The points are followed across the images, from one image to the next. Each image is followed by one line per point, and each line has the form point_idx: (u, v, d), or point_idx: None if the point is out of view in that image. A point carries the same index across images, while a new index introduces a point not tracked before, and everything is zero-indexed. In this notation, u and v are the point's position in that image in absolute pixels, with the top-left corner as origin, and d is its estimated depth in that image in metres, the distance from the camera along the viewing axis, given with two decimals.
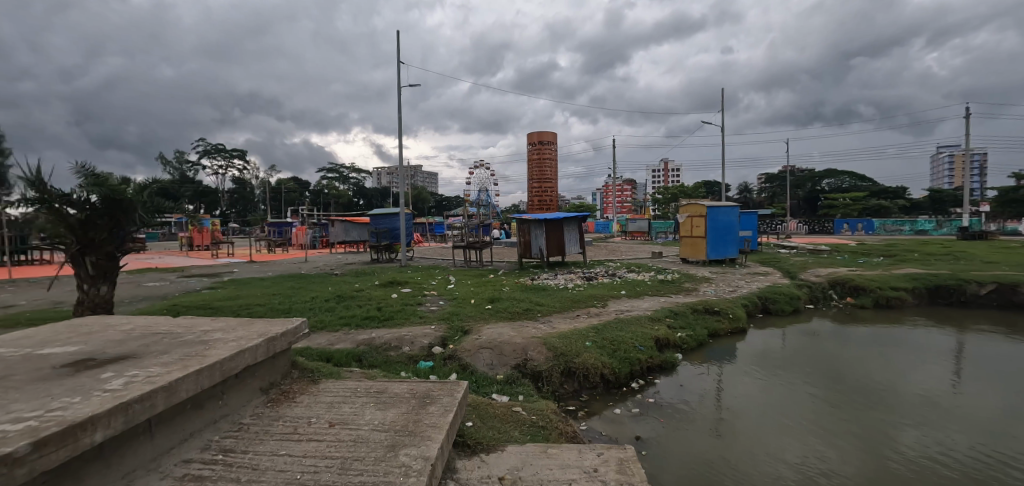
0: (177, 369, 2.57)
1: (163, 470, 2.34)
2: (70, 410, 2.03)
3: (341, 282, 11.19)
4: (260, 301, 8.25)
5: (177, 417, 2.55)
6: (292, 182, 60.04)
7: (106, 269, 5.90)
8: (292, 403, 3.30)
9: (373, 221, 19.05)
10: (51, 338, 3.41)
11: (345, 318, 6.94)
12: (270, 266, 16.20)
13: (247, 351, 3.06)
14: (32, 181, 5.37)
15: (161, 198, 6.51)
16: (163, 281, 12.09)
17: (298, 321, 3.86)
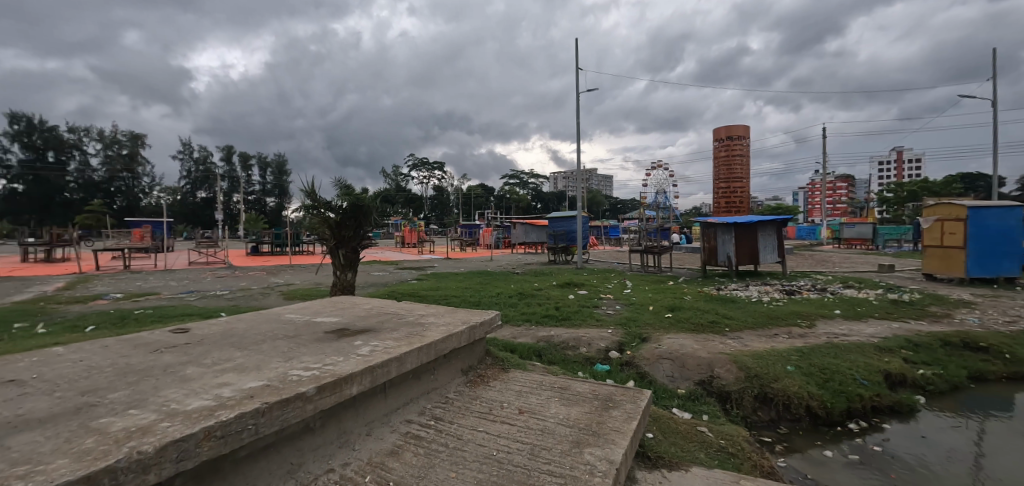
0: (405, 344, 3.08)
1: (392, 425, 2.80)
2: (338, 366, 2.60)
3: (522, 280, 11.93)
4: (455, 293, 9.33)
5: (403, 384, 3.03)
6: (480, 189, 66.68)
7: (352, 259, 7.31)
8: (487, 386, 3.62)
9: (551, 223, 19.85)
10: (320, 310, 4.43)
11: (527, 314, 7.36)
12: (462, 263, 18.23)
13: (454, 335, 3.49)
14: (309, 191, 7.05)
15: (388, 204, 7.92)
16: (384, 271, 14.68)
17: (493, 313, 4.24)
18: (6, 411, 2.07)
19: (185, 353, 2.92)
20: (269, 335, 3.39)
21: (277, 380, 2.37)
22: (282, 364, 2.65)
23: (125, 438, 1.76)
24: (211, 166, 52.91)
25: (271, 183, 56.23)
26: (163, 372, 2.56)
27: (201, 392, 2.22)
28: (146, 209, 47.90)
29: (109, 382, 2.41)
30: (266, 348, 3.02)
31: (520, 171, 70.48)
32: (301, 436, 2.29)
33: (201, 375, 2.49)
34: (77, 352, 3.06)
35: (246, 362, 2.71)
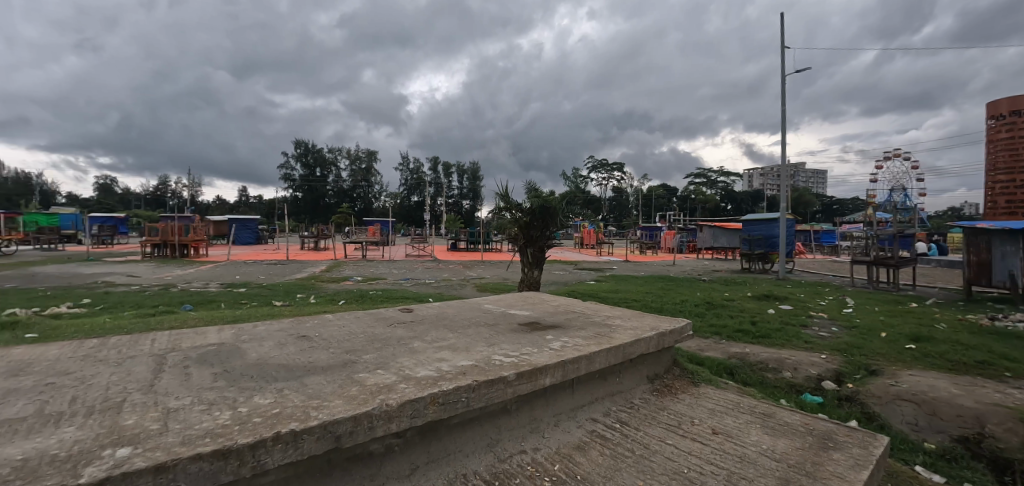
0: (593, 344, 3.17)
1: (579, 421, 2.84)
2: (534, 357, 2.82)
3: (710, 289, 10.91)
4: (635, 296, 9.04)
5: (591, 382, 3.08)
6: (661, 189, 63.45)
7: (538, 258, 7.75)
8: (676, 397, 3.41)
9: (746, 226, 17.68)
10: (513, 303, 4.83)
11: (716, 326, 6.63)
12: (641, 266, 17.64)
13: (642, 340, 3.44)
14: (503, 194, 7.71)
15: (573, 206, 8.16)
16: (564, 271, 15.16)
17: (683, 323, 4.02)
18: (303, 357, 2.80)
19: (411, 329, 3.52)
20: (473, 321, 3.84)
21: (483, 362, 2.68)
22: (486, 348, 2.99)
23: (377, 391, 2.21)
24: (422, 174, 62.46)
25: (467, 187, 63.53)
26: (398, 342, 3.14)
27: (426, 363, 2.65)
28: (377, 210, 59.18)
29: (363, 346, 3.05)
30: (472, 332, 3.43)
31: (708, 170, 64.68)
32: (500, 416, 2.52)
33: (425, 348, 2.96)
34: (340, 320, 3.97)
35: (457, 343, 3.12)
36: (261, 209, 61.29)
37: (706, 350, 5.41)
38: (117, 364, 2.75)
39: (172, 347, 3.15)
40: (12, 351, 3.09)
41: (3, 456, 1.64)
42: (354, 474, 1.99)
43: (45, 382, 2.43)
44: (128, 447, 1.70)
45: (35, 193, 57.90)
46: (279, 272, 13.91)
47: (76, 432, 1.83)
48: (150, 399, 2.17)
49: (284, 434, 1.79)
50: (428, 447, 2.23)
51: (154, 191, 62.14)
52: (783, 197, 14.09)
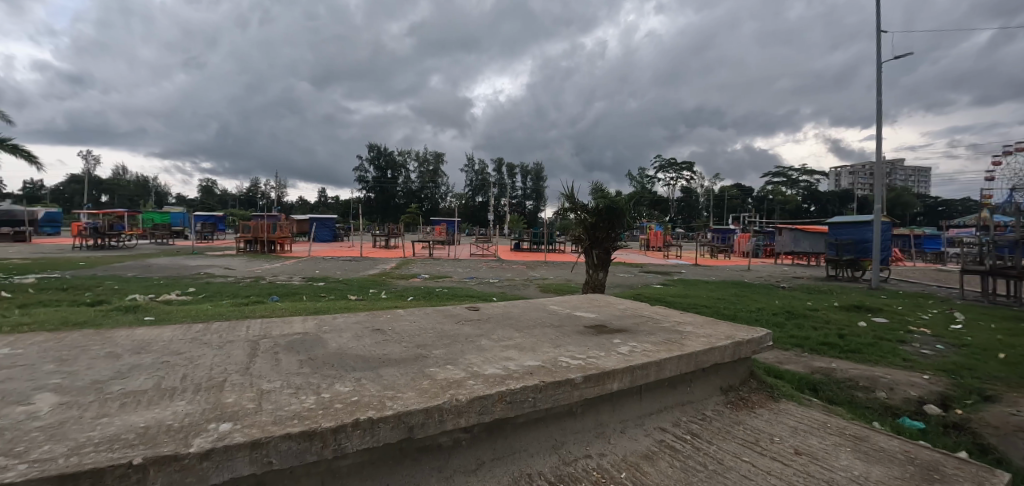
0: (664, 351, 3.07)
1: (646, 429, 2.73)
2: (601, 361, 2.79)
3: (790, 296, 10.12)
4: (706, 302, 8.58)
5: (659, 390, 2.97)
6: (735, 190, 59.90)
7: (604, 260, 7.60)
8: (753, 412, 3.20)
9: (832, 230, 16.25)
10: (578, 305, 4.78)
11: (797, 338, 6.12)
12: (712, 271, 16.74)
13: (717, 349, 3.27)
14: (568, 194, 7.64)
15: (641, 206, 7.93)
16: (629, 273, 14.74)
17: (763, 333, 3.78)
18: (379, 350, 2.95)
19: (478, 326, 3.59)
20: (538, 321, 3.84)
21: (550, 363, 2.68)
22: (552, 349, 2.99)
23: (447, 385, 2.28)
24: (486, 175, 63.59)
25: (530, 188, 63.79)
26: (466, 339, 3.22)
27: (493, 361, 2.69)
28: (443, 210, 61.06)
29: (433, 341, 3.16)
30: (538, 332, 3.44)
31: (788, 168, 60.11)
32: (565, 418, 2.50)
33: (491, 346, 3.01)
34: (411, 315, 4.13)
35: (523, 342, 3.14)
36: (338, 208, 65.42)
37: (786, 362, 5.03)
38: (219, 347, 3.06)
39: (264, 334, 3.44)
40: (134, 331, 3.53)
41: (130, 422, 1.88)
42: (424, 464, 2.06)
43: (162, 360, 2.76)
44: (228, 422, 1.88)
45: (152, 193, 65.86)
46: (354, 268, 14.76)
47: (186, 406, 2.05)
48: (246, 380, 2.38)
49: (362, 421, 1.90)
50: (494, 444, 2.25)
51: (247, 192, 68.44)
52: (878, 198, 12.74)
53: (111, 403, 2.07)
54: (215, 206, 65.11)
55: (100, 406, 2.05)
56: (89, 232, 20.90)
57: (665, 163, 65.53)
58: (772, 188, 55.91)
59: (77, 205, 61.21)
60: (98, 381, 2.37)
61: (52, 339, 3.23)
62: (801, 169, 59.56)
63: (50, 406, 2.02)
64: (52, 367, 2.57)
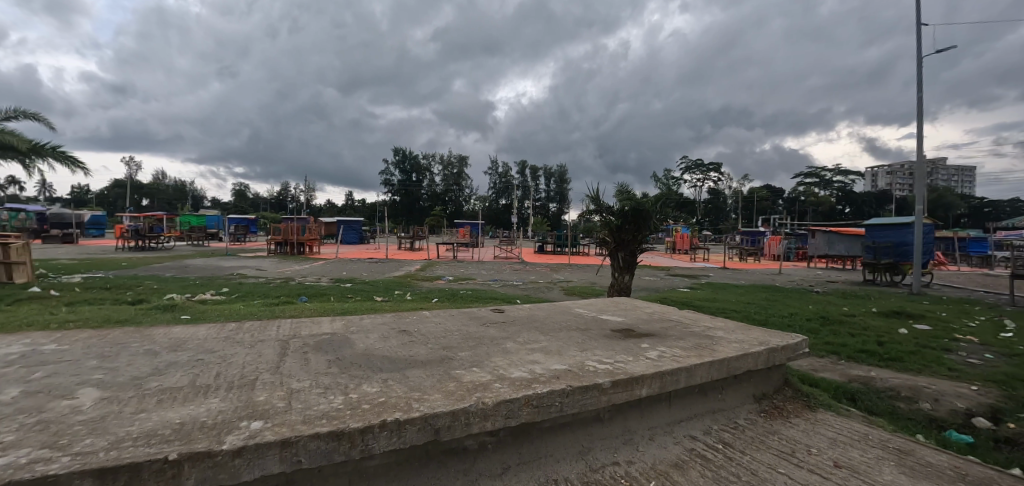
0: (694, 357, 2.99)
1: (676, 437, 2.65)
2: (629, 366, 2.73)
3: (825, 301, 9.73)
4: (736, 307, 8.34)
5: (689, 397, 2.89)
6: (765, 191, 58.25)
7: (630, 263, 7.49)
8: (788, 422, 3.07)
9: (869, 233, 15.58)
10: (604, 308, 4.71)
11: (834, 345, 5.87)
12: (741, 274, 16.30)
13: (750, 355, 3.17)
14: (593, 196, 7.55)
15: (668, 208, 7.78)
16: (655, 276, 14.50)
17: (798, 339, 3.64)
18: (405, 351, 2.97)
19: (504, 329, 3.57)
20: (564, 325, 3.80)
21: (578, 367, 2.65)
22: (579, 353, 2.94)
23: (473, 388, 2.27)
24: (510, 178, 63.74)
25: (553, 190, 63.58)
26: (491, 341, 3.20)
27: (519, 364, 2.67)
28: (466, 212, 61.47)
29: (459, 343, 3.16)
30: (564, 336, 3.40)
31: (821, 168, 58.11)
32: (593, 423, 2.45)
33: (517, 349, 2.99)
34: (436, 316, 4.15)
35: (549, 345, 3.11)
36: (364, 211, 66.68)
37: (821, 370, 4.83)
38: (251, 346, 3.13)
39: (293, 334, 3.51)
40: (171, 330, 3.65)
41: (167, 418, 1.93)
42: (450, 467, 2.05)
43: (197, 358, 2.84)
44: (260, 420, 1.91)
45: (189, 197, 68.52)
46: (379, 269, 14.99)
47: (219, 403, 2.10)
48: (277, 379, 2.43)
49: (389, 422, 1.90)
50: (520, 448, 2.22)
51: (277, 195, 70.48)
52: (918, 199, 12.16)
53: (149, 399, 2.14)
54: (248, 209, 67.28)
55: (138, 401, 2.12)
56: (131, 234, 21.87)
57: (691, 163, 64.28)
58: (804, 188, 54.15)
59: (120, 208, 64.25)
60: (138, 377, 2.46)
61: (95, 336, 3.37)
62: (834, 168, 57.46)
63: (94, 401, 2.10)
64: (95, 363, 2.68)
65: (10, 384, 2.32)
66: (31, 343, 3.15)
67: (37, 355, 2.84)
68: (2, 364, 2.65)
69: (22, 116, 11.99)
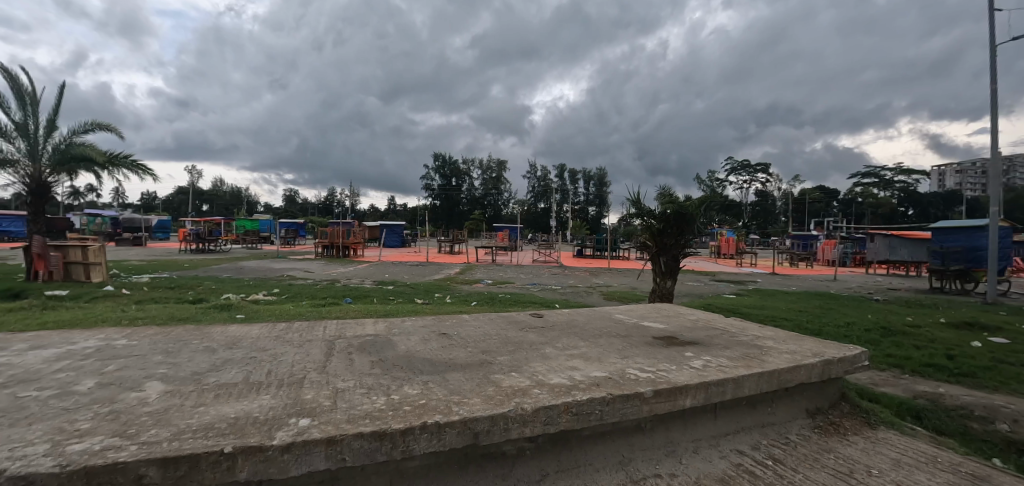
0: (742, 367, 2.87)
1: (722, 451, 2.54)
2: (672, 375, 2.65)
3: (886, 311, 9.08)
4: (786, 315, 7.93)
5: (736, 409, 2.77)
6: (818, 192, 55.23)
7: (673, 268, 7.29)
8: (845, 439, 2.87)
9: (935, 237, 14.38)
10: (645, 315, 4.60)
11: (896, 358, 5.45)
12: (792, 280, 15.50)
13: (803, 367, 3.01)
14: (634, 199, 7.40)
15: (713, 211, 7.52)
16: (699, 282, 14.01)
17: (857, 352, 3.41)
18: (445, 354, 3.00)
19: (542, 334, 3.56)
20: (604, 331, 3.73)
21: (618, 375, 2.59)
22: (619, 360, 2.89)
23: (513, 393, 2.27)
24: (548, 182, 63.55)
25: (592, 194, 62.86)
26: (530, 346, 3.19)
27: (559, 370, 2.65)
28: (505, 216, 61.81)
29: (498, 347, 3.17)
30: (604, 342, 3.34)
31: (881, 168, 54.50)
32: (633, 433, 2.39)
33: (556, 355, 2.96)
34: (475, 320, 4.19)
35: (589, 352, 3.07)
36: (405, 215, 68.32)
37: (882, 385, 4.50)
38: (300, 346, 3.27)
39: (338, 334, 3.63)
40: (228, 328, 3.87)
41: (223, 413, 2.04)
42: (489, 471, 2.05)
43: (250, 356, 2.99)
44: (307, 418, 1.98)
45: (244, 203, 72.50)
46: (420, 272, 15.32)
47: (270, 400, 2.20)
48: (324, 378, 2.52)
49: (429, 424, 1.93)
50: (559, 455, 2.20)
51: (325, 200, 73.40)
52: (993, 200, 11.14)
53: (208, 393, 2.27)
54: (297, 214, 70.41)
55: (198, 395, 2.25)
56: (192, 238, 23.37)
57: (737, 164, 61.84)
58: (861, 189, 50.96)
59: (184, 213, 68.83)
60: (197, 372, 2.61)
61: (161, 333, 3.62)
62: (896, 167, 53.72)
63: (159, 393, 2.25)
64: (160, 358, 2.87)
65: (88, 375, 2.53)
66: (105, 338, 3.42)
67: (110, 349, 3.08)
68: (80, 357, 2.88)
69: (97, 128, 13.08)
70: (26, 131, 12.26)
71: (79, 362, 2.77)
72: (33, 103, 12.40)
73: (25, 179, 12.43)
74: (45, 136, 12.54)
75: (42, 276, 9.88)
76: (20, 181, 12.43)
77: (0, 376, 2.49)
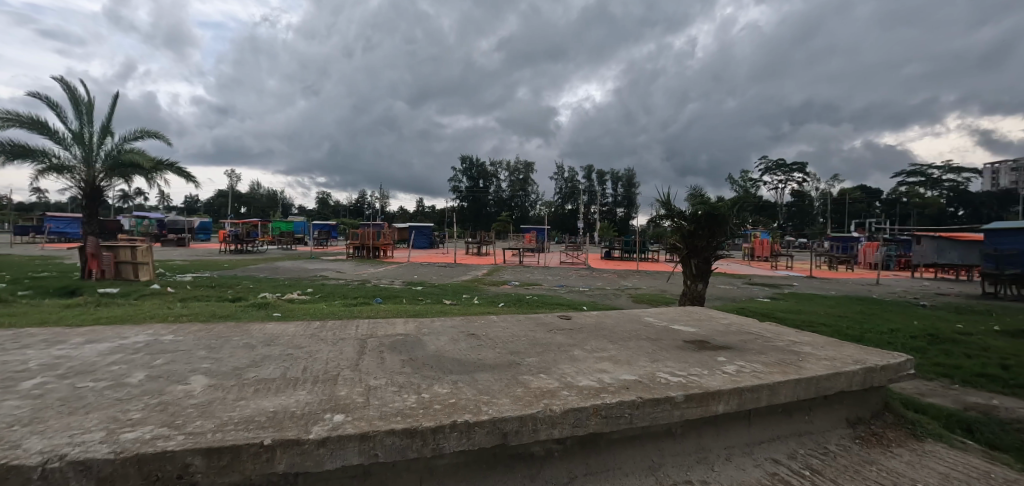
0: (778, 373, 2.79)
1: (756, 460, 2.46)
2: (704, 380, 2.60)
3: (934, 317, 8.62)
4: (825, 320, 7.64)
5: (771, 416, 2.69)
6: (859, 192, 52.91)
7: (704, 270, 7.13)
8: (889, 451, 2.74)
9: (989, 239, 13.51)
10: (676, 318, 4.51)
11: (945, 367, 5.16)
12: (831, 284, 14.90)
13: (843, 375, 2.89)
14: (663, 201, 7.28)
15: (746, 212, 7.32)
16: (732, 285, 13.64)
17: (902, 359, 3.26)
18: (474, 354, 3.04)
19: (570, 336, 3.55)
20: (633, 333, 3.69)
21: (647, 378, 2.56)
22: (649, 363, 2.85)
23: (541, 394, 2.28)
24: (576, 182, 63.17)
25: (621, 195, 62.14)
26: (558, 348, 3.19)
27: (587, 372, 2.64)
28: (532, 217, 61.80)
29: (526, 348, 3.18)
30: (633, 345, 3.30)
31: (927, 166, 51.78)
32: (663, 438, 2.36)
33: (585, 357, 2.95)
34: (504, 321, 4.21)
35: (618, 355, 3.04)
36: (434, 217, 69.21)
37: (929, 395, 4.28)
38: (333, 344, 3.36)
39: (370, 333, 3.71)
40: (265, 325, 4.03)
41: (262, 406, 2.12)
42: (517, 471, 2.06)
43: (286, 353, 3.10)
44: (341, 414, 2.04)
45: (280, 205, 74.98)
46: (448, 273, 15.52)
47: (306, 395, 2.27)
48: (356, 376, 2.59)
49: (459, 423, 1.95)
50: (587, 458, 2.19)
51: (356, 202, 75.16)
52: None
53: (248, 388, 2.36)
54: (330, 216, 72.33)
55: (239, 389, 2.35)
56: (232, 239, 24.35)
57: (771, 164, 59.88)
58: (905, 188, 48.52)
59: (224, 215, 71.77)
60: (238, 368, 2.72)
61: (204, 330, 3.79)
62: (943, 165, 50.93)
63: (203, 387, 2.36)
64: (203, 353, 3.01)
65: (139, 368, 2.67)
66: (153, 333, 3.61)
67: (158, 344, 3.25)
68: (132, 351, 3.05)
69: (145, 136, 13.81)
70: (81, 139, 13.05)
71: (130, 356, 2.94)
72: (87, 111, 13.17)
73: (80, 184, 13.23)
74: (98, 143, 13.32)
75: (95, 274, 10.50)
76: (76, 186, 13.24)
77: (61, 368, 2.66)
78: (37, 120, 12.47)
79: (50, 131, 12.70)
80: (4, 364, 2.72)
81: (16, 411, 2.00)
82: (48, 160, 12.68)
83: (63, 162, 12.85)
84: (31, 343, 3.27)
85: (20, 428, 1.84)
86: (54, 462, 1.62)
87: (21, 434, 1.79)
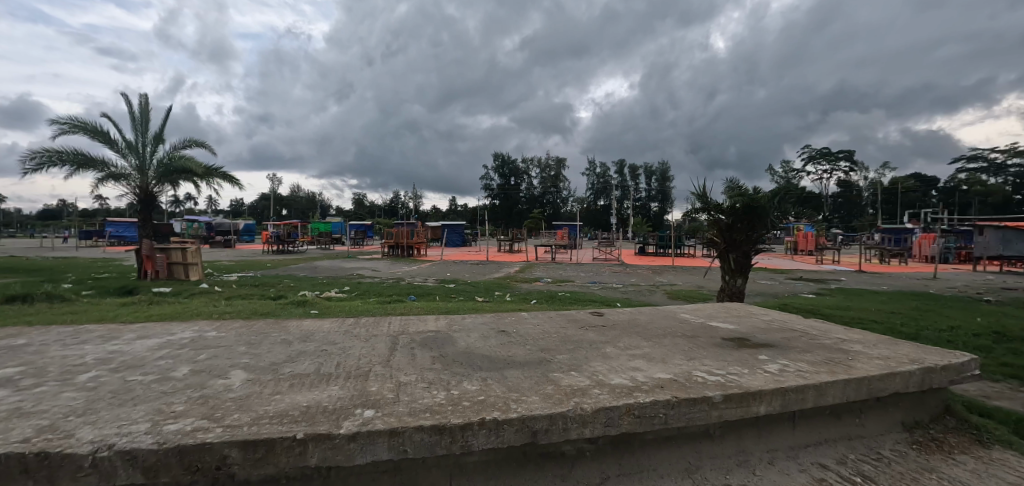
0: (825, 372, 2.64)
1: (801, 464, 2.31)
2: (744, 379, 2.48)
3: (996, 313, 7.98)
4: (875, 317, 7.21)
5: (818, 419, 2.54)
6: (913, 181, 49.75)
7: (743, 265, 6.87)
8: (950, 458, 2.52)
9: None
10: (713, 315, 4.33)
11: (1011, 367, 4.76)
12: (882, 279, 14.03)
13: (898, 375, 2.70)
14: (699, 193, 7.02)
15: (788, 204, 6.94)
16: (773, 281, 13.06)
17: (966, 360, 3.00)
18: (504, 351, 3.01)
19: (603, 333, 3.47)
20: (669, 330, 3.58)
21: (683, 377, 2.46)
22: (685, 362, 2.75)
23: (572, 392, 2.22)
24: (608, 178, 62.28)
25: (654, 189, 60.85)
26: (590, 345, 3.12)
27: (619, 370, 2.56)
28: (564, 214, 61.39)
29: (557, 345, 3.13)
30: (669, 343, 3.19)
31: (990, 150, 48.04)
32: (701, 439, 2.26)
33: (616, 355, 2.87)
34: (535, 318, 4.16)
35: (653, 352, 2.94)
36: (467, 215, 69.82)
37: (997, 398, 3.93)
38: (366, 340, 3.42)
39: (401, 330, 3.74)
40: (302, 322, 4.16)
41: (297, 401, 2.16)
42: (548, 471, 2.02)
43: (322, 348, 3.18)
44: (372, 409, 2.06)
45: (318, 207, 77.54)
46: (480, 271, 15.62)
47: (339, 391, 2.31)
48: (387, 372, 2.60)
49: (487, 421, 1.93)
50: (619, 460, 2.12)
51: (391, 203, 76.72)
52: None
53: (284, 383, 2.42)
54: (365, 217, 74.14)
55: (275, 384, 2.41)
56: (274, 239, 25.37)
57: (815, 153, 57.12)
58: (966, 174, 45.18)
59: (267, 217, 74.75)
60: (275, 363, 2.81)
61: (246, 326, 3.95)
62: (1010, 149, 47.04)
63: (242, 382, 2.43)
64: (244, 349, 3.13)
65: (184, 363, 2.79)
66: (199, 330, 3.79)
67: (202, 339, 3.41)
68: (178, 347, 3.19)
69: (196, 145, 14.57)
70: (136, 148, 13.89)
71: (176, 350, 3.08)
72: (141, 123, 14.01)
73: (134, 190, 14.04)
74: (151, 152, 14.12)
75: (150, 275, 11.11)
76: (133, 192, 14.06)
77: (114, 362, 2.81)
78: (99, 130, 13.35)
79: (110, 140, 13.58)
80: (64, 359, 2.89)
81: (72, 402, 2.12)
82: (108, 168, 13.53)
83: (120, 170, 13.73)
84: (89, 339, 3.48)
85: (76, 418, 1.95)
86: (103, 451, 1.70)
87: (75, 423, 1.90)
